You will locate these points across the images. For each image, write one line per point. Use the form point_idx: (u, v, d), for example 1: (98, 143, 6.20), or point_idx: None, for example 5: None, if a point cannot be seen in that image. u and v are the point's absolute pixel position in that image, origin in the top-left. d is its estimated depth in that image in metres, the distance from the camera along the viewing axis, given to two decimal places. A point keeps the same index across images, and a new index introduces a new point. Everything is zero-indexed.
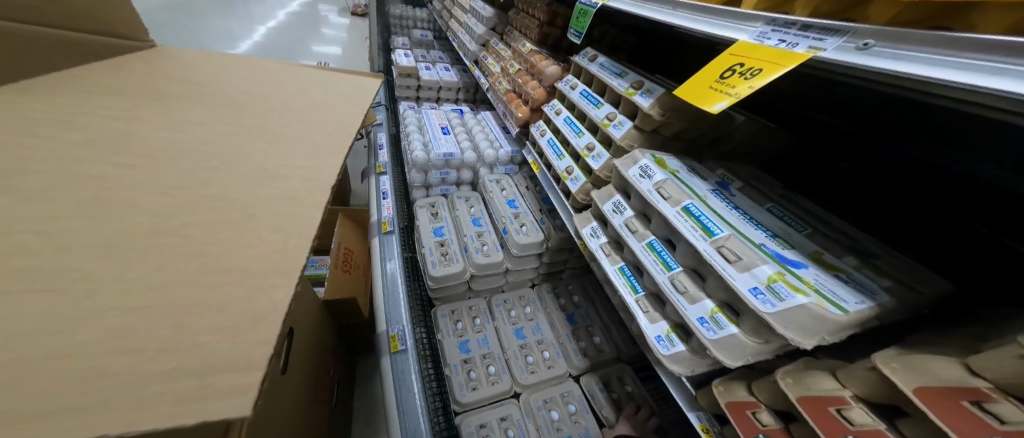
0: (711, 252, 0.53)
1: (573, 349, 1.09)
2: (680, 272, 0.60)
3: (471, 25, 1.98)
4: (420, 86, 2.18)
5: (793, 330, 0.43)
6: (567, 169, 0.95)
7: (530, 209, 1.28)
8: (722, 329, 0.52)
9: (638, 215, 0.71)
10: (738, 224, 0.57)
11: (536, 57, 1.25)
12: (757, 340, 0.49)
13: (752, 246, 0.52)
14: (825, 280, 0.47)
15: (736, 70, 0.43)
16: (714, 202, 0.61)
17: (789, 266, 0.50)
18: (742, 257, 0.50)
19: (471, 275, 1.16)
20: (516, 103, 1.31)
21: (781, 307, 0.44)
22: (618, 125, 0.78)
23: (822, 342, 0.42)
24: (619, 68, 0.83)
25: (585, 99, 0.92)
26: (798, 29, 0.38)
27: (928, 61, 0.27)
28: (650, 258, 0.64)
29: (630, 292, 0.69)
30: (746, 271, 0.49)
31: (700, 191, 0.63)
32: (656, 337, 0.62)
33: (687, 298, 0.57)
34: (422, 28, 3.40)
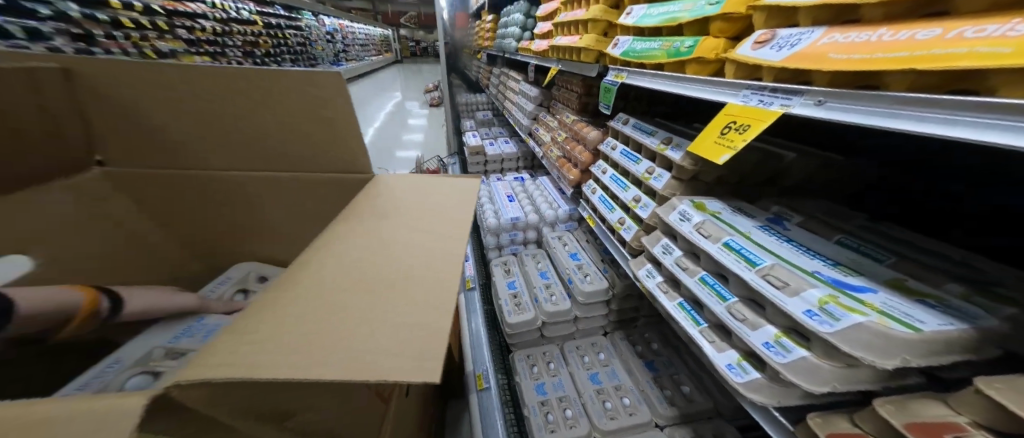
0: (758, 281, 0.56)
1: (657, 397, 1.04)
2: (736, 302, 0.62)
3: (523, 104, 2.33)
4: (487, 160, 2.57)
5: (860, 349, 0.42)
6: (619, 220, 1.03)
7: (592, 260, 1.35)
8: (790, 352, 0.51)
9: (687, 254, 0.75)
10: (790, 255, 0.58)
11: (579, 127, 1.44)
12: (833, 363, 0.46)
13: (800, 272, 0.53)
14: (897, 303, 0.44)
15: (732, 127, 0.49)
16: (762, 236, 0.63)
17: (848, 289, 0.49)
18: (789, 283, 0.52)
19: (543, 323, 1.25)
20: (567, 167, 1.48)
21: (839, 326, 0.44)
22: (658, 177, 0.86)
23: (908, 364, 0.39)
24: (650, 127, 0.95)
25: (626, 158, 1.03)
26: (769, 92, 0.45)
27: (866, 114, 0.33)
28: (705, 291, 0.67)
29: (693, 324, 0.71)
30: (796, 296, 0.50)
31: (744, 228, 0.66)
32: (727, 365, 0.61)
33: (748, 326, 0.58)
34: (484, 111, 4.05)
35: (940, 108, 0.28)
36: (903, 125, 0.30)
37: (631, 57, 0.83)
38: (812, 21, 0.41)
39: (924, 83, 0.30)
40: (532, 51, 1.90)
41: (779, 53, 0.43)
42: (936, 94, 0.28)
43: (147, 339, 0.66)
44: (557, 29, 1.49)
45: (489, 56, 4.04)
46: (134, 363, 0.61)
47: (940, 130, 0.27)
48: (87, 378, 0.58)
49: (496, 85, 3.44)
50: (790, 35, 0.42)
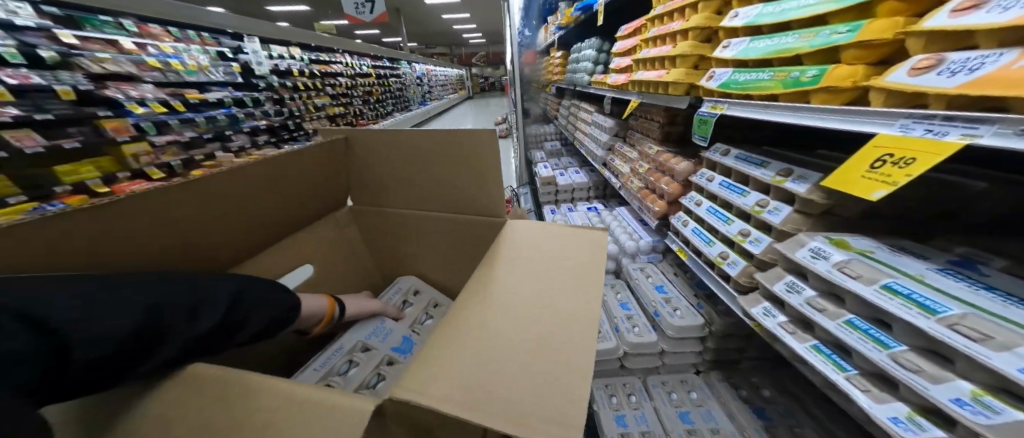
0: (940, 330, 0.44)
1: None
2: (905, 353, 0.49)
3: (596, 135, 2.35)
4: (559, 190, 2.61)
5: None
6: (721, 254, 0.95)
7: (682, 294, 1.25)
8: (999, 413, 0.38)
9: (826, 295, 0.64)
10: (992, 302, 0.44)
11: (665, 158, 1.40)
12: None
13: (1011, 323, 0.40)
14: None
15: (887, 160, 0.44)
16: (943, 278, 0.50)
17: None
18: (993, 335, 0.40)
19: (624, 353, 1.17)
20: (651, 198, 1.43)
21: None
22: (774, 211, 0.79)
23: None
24: (760, 158, 0.89)
25: (728, 190, 0.96)
26: (940, 120, 0.40)
27: None
28: (854, 335, 0.56)
29: (837, 369, 0.58)
30: (1006, 350, 0.38)
31: (915, 269, 0.54)
32: (891, 418, 0.48)
33: (927, 379, 0.46)
34: (553, 141, 4.17)
35: None
36: None
37: (733, 89, 0.80)
38: (998, 43, 0.36)
39: None
40: (608, 85, 1.93)
41: (952, 79, 0.39)
42: None
43: (353, 333, 0.83)
44: (638, 64, 1.51)
45: (558, 89, 4.23)
46: (343, 355, 0.79)
47: None
48: (319, 359, 0.77)
49: (565, 116, 3.55)
50: (966, 59, 0.38)
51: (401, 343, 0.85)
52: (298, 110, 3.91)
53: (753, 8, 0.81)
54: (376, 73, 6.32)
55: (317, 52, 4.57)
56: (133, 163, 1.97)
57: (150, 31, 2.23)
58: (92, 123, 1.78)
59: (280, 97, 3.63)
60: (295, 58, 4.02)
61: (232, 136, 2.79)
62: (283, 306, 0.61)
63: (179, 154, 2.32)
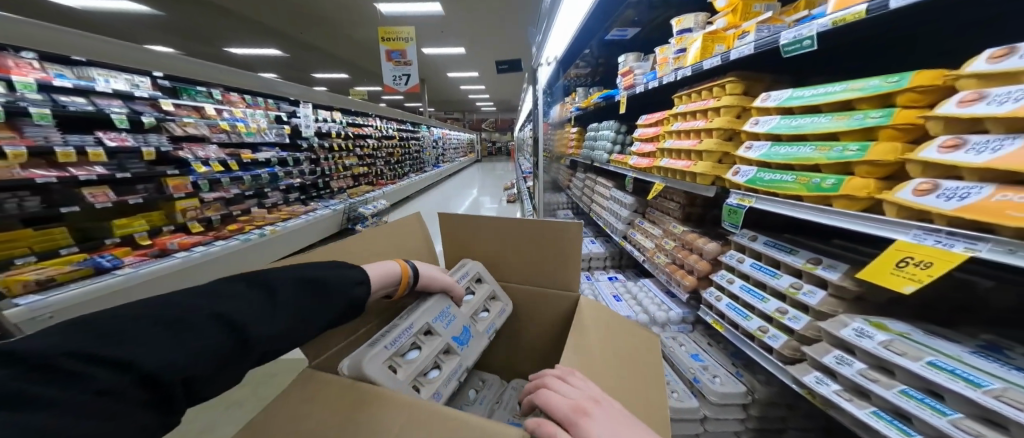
0: (990, 402, 0.48)
1: None
2: (964, 419, 0.51)
3: (615, 209, 2.49)
4: None
5: None
6: (760, 328, 0.97)
7: (720, 362, 1.23)
8: None
9: (876, 369, 0.67)
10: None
11: (691, 237, 1.49)
12: None
13: None
14: None
15: (910, 261, 0.53)
16: (981, 361, 0.55)
17: None
18: None
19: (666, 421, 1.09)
20: (680, 273, 1.49)
21: None
22: (809, 293, 0.84)
23: None
24: (789, 246, 0.97)
25: (760, 271, 1.02)
26: (944, 234, 0.49)
27: None
28: (911, 403, 0.57)
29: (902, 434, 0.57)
30: None
31: (954, 351, 0.59)
32: None
33: None
34: (566, 210, 4.39)
35: None
36: None
37: (760, 185, 0.89)
38: (978, 178, 0.47)
39: None
40: (631, 166, 2.13)
41: (948, 203, 0.49)
42: None
43: (422, 314, 0.84)
44: (663, 152, 1.70)
45: (570, 162, 4.57)
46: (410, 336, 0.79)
47: None
48: (389, 337, 0.74)
49: (580, 187, 3.80)
50: (956, 189, 0.49)
51: (466, 329, 0.91)
52: (346, 163, 4.99)
53: (773, 117, 0.94)
54: (398, 136, 7.27)
55: (354, 117, 5.44)
56: (179, 217, 2.68)
57: (230, 98, 3.19)
58: (160, 180, 2.56)
59: (315, 158, 4.35)
60: (335, 121, 4.77)
61: (268, 194, 3.62)
62: (352, 280, 0.68)
63: (219, 208, 3.01)
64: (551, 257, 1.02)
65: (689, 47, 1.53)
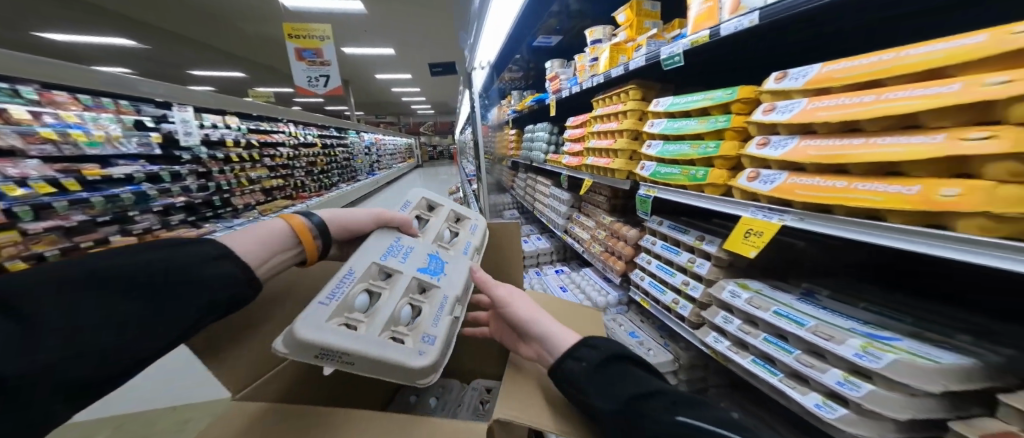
0: (811, 336, 0.64)
1: None
2: (801, 353, 0.68)
3: (555, 206, 2.64)
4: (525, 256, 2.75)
5: (910, 378, 0.49)
6: (673, 300, 1.13)
7: (651, 336, 1.40)
8: (861, 386, 0.55)
9: (746, 322, 0.83)
10: (829, 317, 0.67)
11: (617, 226, 1.66)
12: (902, 393, 0.51)
13: (842, 327, 0.62)
14: (917, 346, 0.53)
15: (752, 233, 0.64)
16: (803, 305, 0.73)
17: (879, 337, 0.57)
18: (836, 335, 0.61)
19: None
20: (612, 259, 1.65)
21: (885, 361, 0.52)
22: (700, 264, 1.01)
23: (948, 387, 0.48)
24: (684, 227, 1.15)
25: (667, 250, 1.20)
26: (767, 209, 0.63)
27: (920, 243, 0.40)
28: (770, 347, 0.73)
29: (770, 375, 0.73)
30: (843, 343, 0.59)
31: (788, 300, 0.76)
32: (815, 405, 0.62)
33: (818, 370, 0.63)
34: (513, 210, 4.48)
35: (999, 249, 0.33)
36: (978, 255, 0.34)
37: (659, 178, 1.04)
38: (781, 167, 0.63)
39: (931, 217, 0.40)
40: (564, 164, 2.27)
41: (765, 186, 0.63)
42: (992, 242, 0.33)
43: (363, 257, 0.73)
44: (588, 151, 1.85)
45: (510, 163, 4.67)
46: (361, 282, 0.69)
47: (996, 262, 0.33)
48: (327, 290, 0.62)
49: (523, 187, 3.91)
50: (769, 175, 0.63)
51: (433, 256, 0.82)
52: None
53: (661, 120, 1.12)
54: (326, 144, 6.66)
55: None
56: None
57: None
58: None
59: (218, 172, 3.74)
60: None
61: None
62: (202, 256, 0.54)
63: None
64: (491, 256, 1.08)
65: (601, 56, 1.70)
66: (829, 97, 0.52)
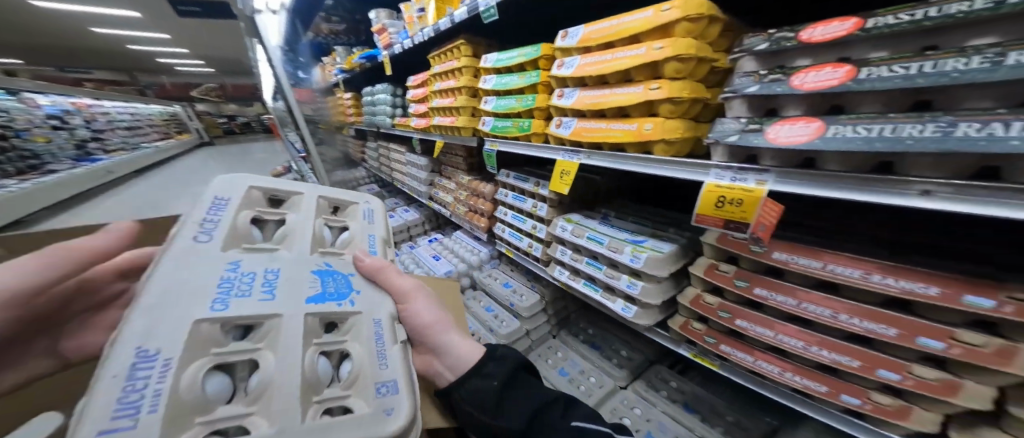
0: (604, 252, 0.68)
1: (611, 365, 0.97)
2: (604, 267, 0.71)
3: (413, 174, 2.45)
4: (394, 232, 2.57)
5: (652, 268, 0.59)
6: (529, 245, 1.15)
7: (521, 282, 1.31)
8: (637, 283, 0.63)
9: (569, 248, 0.83)
10: (615, 231, 0.73)
11: (476, 185, 1.70)
12: (656, 280, 0.62)
13: (622, 238, 0.68)
14: (660, 242, 0.63)
15: (565, 174, 0.76)
16: (601, 226, 0.78)
17: (641, 241, 0.65)
18: (618, 247, 0.66)
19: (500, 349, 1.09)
20: (477, 218, 1.66)
21: (642, 259, 0.60)
22: (539, 209, 1.04)
23: (671, 270, 0.59)
24: (525, 177, 1.19)
25: (517, 200, 1.21)
26: (570, 151, 0.75)
27: (654, 165, 0.53)
28: (584, 267, 0.75)
29: (592, 292, 0.75)
30: (621, 252, 0.65)
31: (592, 223, 0.80)
32: (618, 309, 0.68)
33: (612, 279, 0.68)
34: (372, 186, 3.94)
35: (695, 165, 0.46)
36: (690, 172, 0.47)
37: (498, 133, 1.09)
38: (576, 114, 0.73)
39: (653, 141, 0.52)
40: (413, 128, 2.11)
41: (564, 131, 0.73)
42: (692, 161, 0.46)
43: (170, 290, 0.36)
44: (434, 111, 1.76)
45: (355, 131, 4.02)
46: (197, 355, 0.32)
47: (694, 175, 0.46)
48: (103, 408, 0.25)
49: (376, 158, 3.44)
50: (567, 121, 0.73)
51: (320, 271, 0.49)
52: None
53: (491, 76, 1.16)
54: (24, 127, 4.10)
55: None
56: None
57: None
58: None
59: None
60: None
61: None
62: None
63: None
64: None
65: (427, 5, 1.56)
66: (592, 55, 0.63)
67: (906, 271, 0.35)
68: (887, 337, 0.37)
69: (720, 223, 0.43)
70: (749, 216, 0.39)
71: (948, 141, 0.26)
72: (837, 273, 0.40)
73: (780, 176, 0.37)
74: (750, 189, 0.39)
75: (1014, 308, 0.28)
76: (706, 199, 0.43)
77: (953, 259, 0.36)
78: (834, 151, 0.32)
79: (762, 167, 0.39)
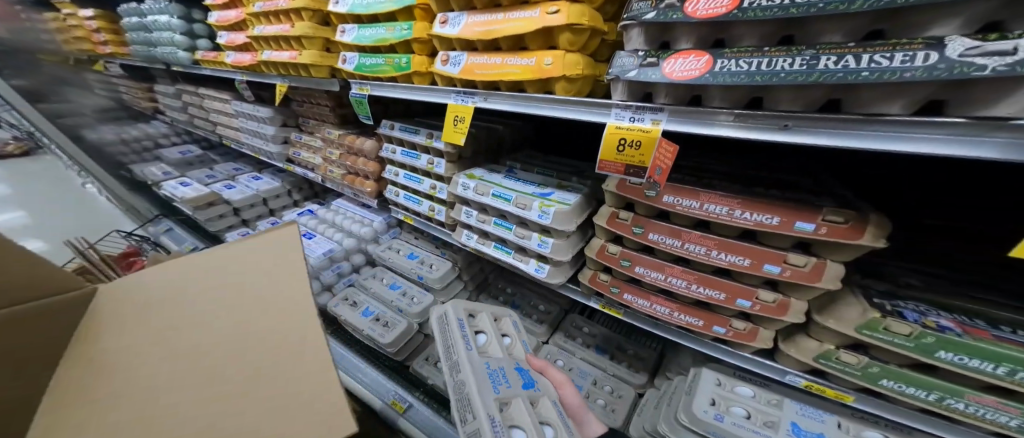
0: (513, 210, 0.65)
1: (530, 320, 1.04)
2: (515, 227, 0.68)
3: (256, 130, 1.85)
4: (237, 208, 1.82)
5: (562, 224, 0.59)
6: (430, 208, 1.03)
7: (429, 251, 1.22)
8: (547, 242, 0.63)
9: (477, 209, 0.77)
10: (522, 186, 0.70)
11: (350, 140, 1.37)
12: (564, 236, 0.63)
13: (529, 193, 0.65)
14: (566, 194, 0.63)
15: (459, 121, 0.66)
16: (507, 181, 0.73)
17: (547, 194, 0.64)
18: (526, 203, 0.63)
19: (419, 325, 1.06)
20: (358, 181, 1.36)
21: (551, 215, 0.59)
22: (437, 164, 0.92)
23: (579, 221, 0.60)
24: (414, 127, 1.03)
25: (407, 157, 1.05)
26: (465, 93, 0.65)
27: (561, 110, 0.49)
28: (493, 229, 0.72)
29: (504, 255, 0.74)
30: (531, 209, 0.62)
31: (498, 179, 0.75)
32: (531, 270, 0.68)
33: (524, 239, 0.66)
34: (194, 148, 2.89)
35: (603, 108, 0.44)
36: (599, 118, 0.44)
37: (366, 72, 0.89)
38: (465, 47, 0.62)
39: (556, 79, 0.48)
40: (234, 66, 1.54)
41: (454, 68, 0.63)
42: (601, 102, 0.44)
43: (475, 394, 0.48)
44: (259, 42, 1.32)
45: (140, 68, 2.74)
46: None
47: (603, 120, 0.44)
48: None
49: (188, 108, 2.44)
50: (456, 56, 0.62)
51: (527, 381, 0.56)
52: None
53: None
54: None
55: None
56: None
57: None
58: None
59: None
60: None
61: None
62: None
63: None
64: None
65: None
66: None
67: (762, 204, 0.36)
68: (744, 269, 0.40)
69: (619, 167, 0.43)
70: (646, 160, 0.40)
71: (805, 78, 0.29)
72: (708, 210, 0.39)
73: (672, 114, 0.38)
74: (646, 130, 0.39)
75: (828, 230, 0.33)
76: (607, 143, 0.43)
77: (803, 186, 0.41)
78: (720, 85, 0.34)
79: (657, 105, 0.39)
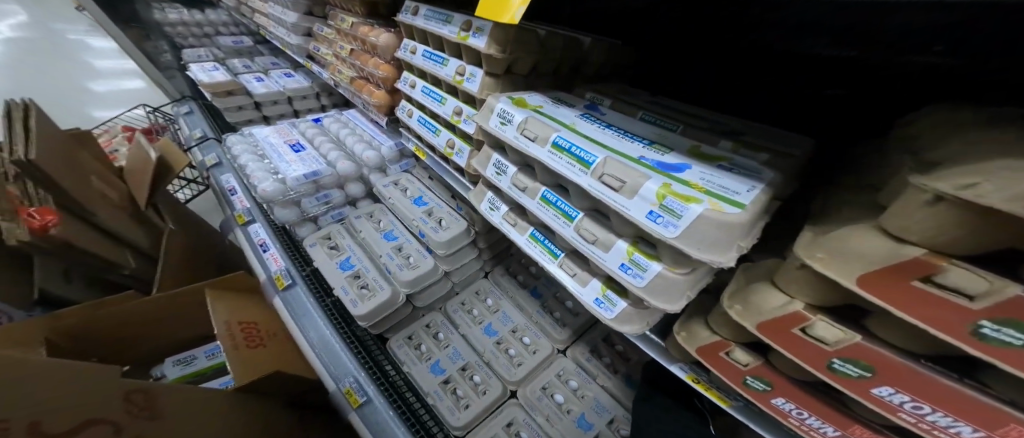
0: (591, 188, 0.33)
1: (551, 322, 0.85)
2: (583, 219, 0.37)
3: (279, 15, 1.50)
4: (257, 103, 1.54)
5: (705, 251, 0.26)
6: (448, 144, 0.71)
7: (442, 200, 0.93)
8: (647, 270, 0.32)
9: (523, 169, 0.45)
10: (615, 140, 0.36)
11: (365, 31, 1.01)
12: (685, 270, 0.31)
13: (632, 161, 0.32)
14: (715, 176, 0.30)
15: None
16: (587, 126, 0.40)
17: (673, 171, 0.31)
18: (625, 181, 0.30)
19: (407, 296, 0.82)
20: (368, 89, 1.04)
21: (682, 226, 0.26)
22: (470, 77, 0.58)
23: (742, 252, 0.27)
24: (444, 12, 0.65)
25: (430, 61, 0.70)
26: None
27: None
28: (546, 213, 0.40)
29: (551, 258, 0.44)
30: (634, 197, 0.30)
31: (569, 118, 0.41)
32: (594, 301, 0.39)
33: (599, 248, 0.35)
34: None
35: None
36: None
37: None
38: None
39: None
40: None
41: None
42: None
43: None
44: None
45: None
46: None
47: None
48: None
49: None
50: None
51: None
52: None
53: None
54: None
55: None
56: None
57: None
58: None
59: None
60: None
61: None
62: None
63: None
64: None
65: None
66: None
67: None
68: None
69: None
70: None
71: None
72: None
73: None
74: None
75: None
76: None
77: None
78: None
79: None
